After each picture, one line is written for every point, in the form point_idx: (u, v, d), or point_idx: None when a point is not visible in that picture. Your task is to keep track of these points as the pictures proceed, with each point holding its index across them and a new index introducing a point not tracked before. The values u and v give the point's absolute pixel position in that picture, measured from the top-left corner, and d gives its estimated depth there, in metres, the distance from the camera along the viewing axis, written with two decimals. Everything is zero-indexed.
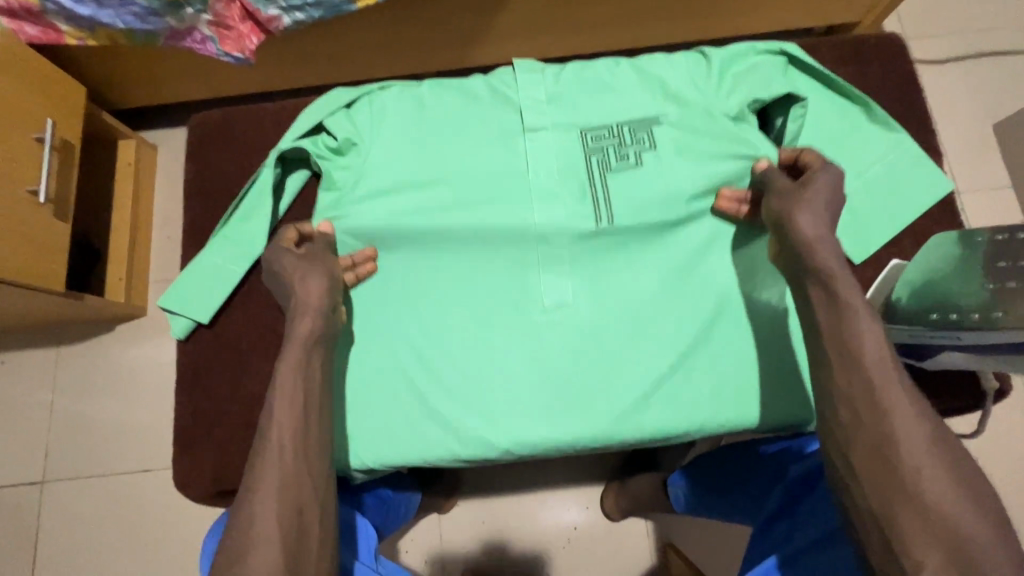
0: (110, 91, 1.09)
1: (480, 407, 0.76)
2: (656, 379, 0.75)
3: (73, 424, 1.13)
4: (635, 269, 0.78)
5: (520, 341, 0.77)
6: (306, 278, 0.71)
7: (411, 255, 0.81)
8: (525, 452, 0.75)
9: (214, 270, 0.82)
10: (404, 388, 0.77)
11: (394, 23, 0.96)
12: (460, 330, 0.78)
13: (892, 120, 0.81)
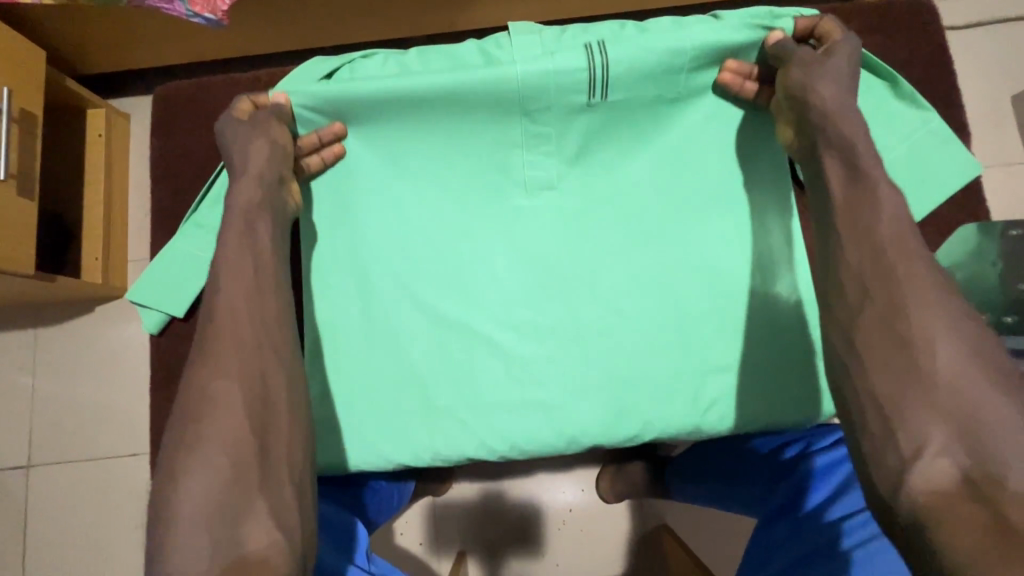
0: (74, 53, 1.01)
1: (463, 293, 0.76)
2: (639, 266, 0.75)
3: (57, 407, 1.10)
4: (624, 157, 0.77)
5: (503, 225, 0.77)
6: (252, 140, 0.68)
7: (387, 171, 0.78)
8: (510, 338, 0.74)
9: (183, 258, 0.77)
10: (383, 278, 0.76)
11: None
12: (443, 219, 0.77)
13: (920, 98, 0.75)
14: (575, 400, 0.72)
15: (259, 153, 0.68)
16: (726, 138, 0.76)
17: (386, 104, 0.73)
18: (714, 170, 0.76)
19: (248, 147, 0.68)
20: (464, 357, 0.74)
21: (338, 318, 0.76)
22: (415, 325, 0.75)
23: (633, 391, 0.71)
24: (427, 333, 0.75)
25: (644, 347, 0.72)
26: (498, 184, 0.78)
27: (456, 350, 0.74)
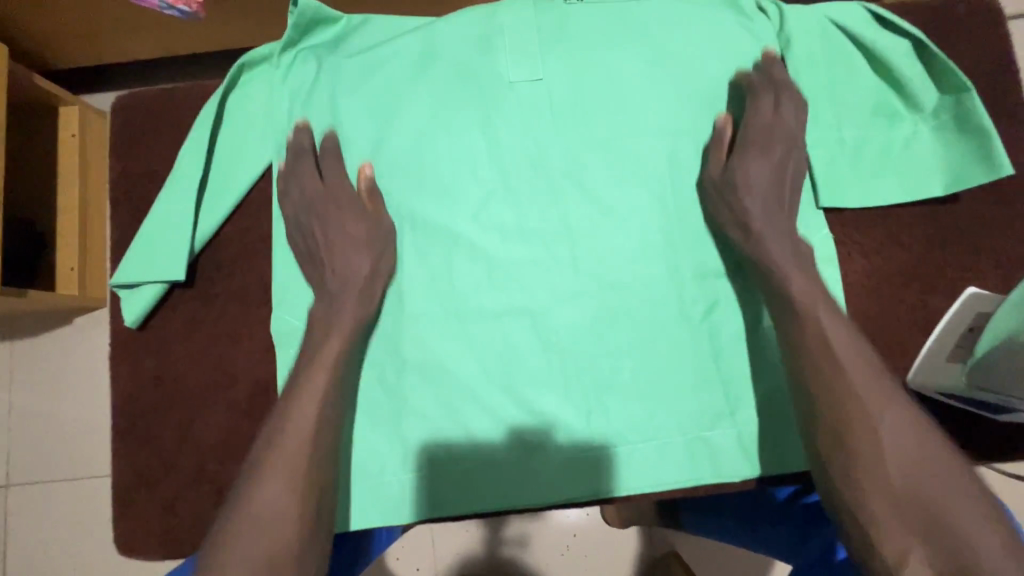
0: (42, 47, 0.93)
1: (432, 223, 0.53)
2: (663, 200, 0.53)
3: (33, 423, 1.04)
4: (622, 54, 0.54)
5: (478, 127, 0.54)
6: (338, 218, 0.50)
7: (306, 95, 0.54)
8: (494, 283, 0.52)
9: (162, 228, 0.51)
10: None
11: None
12: (404, 127, 0.54)
13: (993, 152, 0.49)
14: (563, 305, 0.52)
15: (351, 249, 0.49)
16: (738, 57, 0.54)
17: (294, 27, 0.54)
18: (725, 78, 0.54)
19: (336, 248, 0.49)
20: (415, 258, 0.53)
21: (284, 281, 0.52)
22: None
23: (664, 363, 0.51)
24: None
25: (663, 314, 0.52)
26: (474, 68, 0.55)
27: (411, 247, 0.53)
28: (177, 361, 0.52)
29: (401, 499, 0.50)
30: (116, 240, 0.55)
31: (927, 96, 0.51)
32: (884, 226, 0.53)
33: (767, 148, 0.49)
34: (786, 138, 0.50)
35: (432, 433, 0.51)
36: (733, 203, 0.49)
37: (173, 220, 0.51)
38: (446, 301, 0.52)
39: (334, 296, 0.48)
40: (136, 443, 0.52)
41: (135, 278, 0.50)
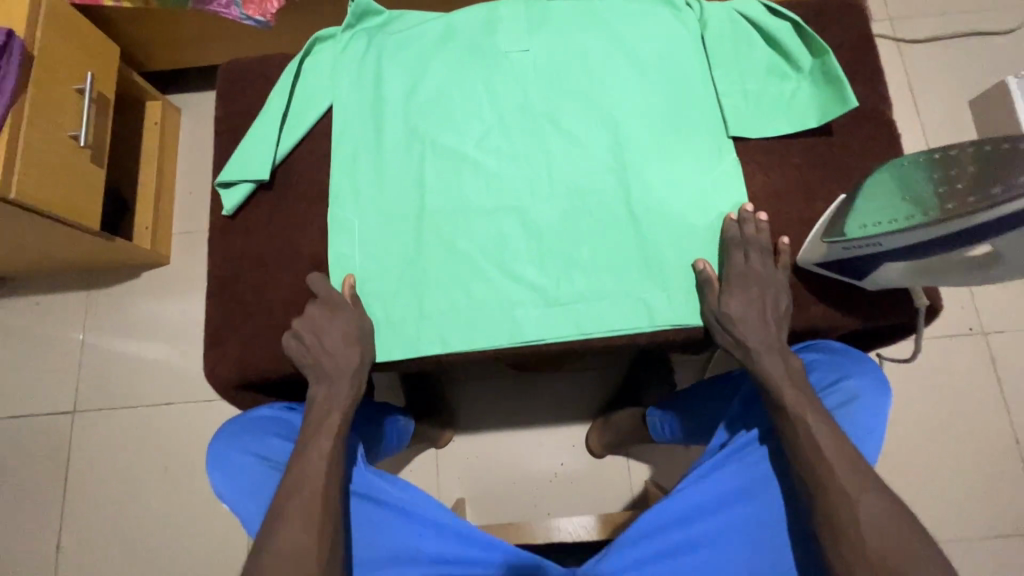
0: (141, 51, 1.18)
1: (446, 147, 0.73)
2: (616, 136, 0.72)
3: (101, 360, 1.22)
4: (586, 34, 0.76)
5: (481, 82, 0.75)
6: (334, 354, 0.64)
7: (358, 59, 0.76)
8: (490, 190, 0.72)
9: (258, 143, 0.72)
10: (365, 141, 0.73)
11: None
12: (428, 82, 0.75)
13: (847, 92, 0.68)
14: (541, 204, 0.71)
15: (341, 343, 0.64)
16: (670, 37, 0.75)
17: (351, 15, 0.77)
18: (660, 51, 0.75)
19: (330, 348, 0.63)
20: (434, 171, 0.72)
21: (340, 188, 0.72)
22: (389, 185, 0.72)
23: (616, 248, 0.69)
24: (394, 145, 0.73)
25: (614, 213, 0.70)
26: (479, 44, 0.76)
27: (430, 163, 0.72)
28: (256, 240, 0.71)
29: (418, 340, 0.67)
30: (216, 161, 0.76)
31: (805, 60, 0.71)
32: (777, 152, 0.72)
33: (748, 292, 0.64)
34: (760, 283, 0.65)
35: (441, 292, 0.68)
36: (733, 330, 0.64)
37: (262, 142, 0.72)
38: (455, 200, 0.71)
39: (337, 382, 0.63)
40: (223, 295, 0.70)
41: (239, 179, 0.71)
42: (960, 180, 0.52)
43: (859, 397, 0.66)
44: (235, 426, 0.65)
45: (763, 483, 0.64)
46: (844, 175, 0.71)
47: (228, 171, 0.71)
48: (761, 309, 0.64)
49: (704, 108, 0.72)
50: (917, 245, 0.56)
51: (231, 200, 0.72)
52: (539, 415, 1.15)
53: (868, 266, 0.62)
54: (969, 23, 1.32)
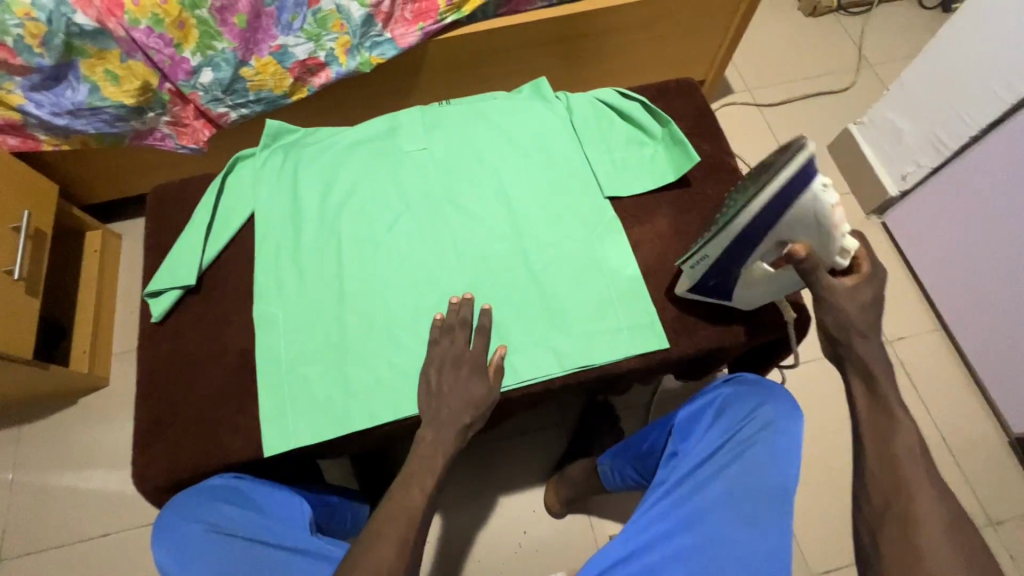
0: (81, 187, 1.26)
1: (359, 237, 0.81)
2: (511, 209, 0.83)
3: (32, 498, 1.16)
4: (476, 131, 0.89)
5: (386, 179, 0.85)
6: (462, 391, 0.66)
7: (277, 170, 0.86)
8: (403, 270, 0.79)
9: (188, 250, 0.78)
10: (286, 239, 0.81)
11: (335, 102, 1.22)
12: (340, 183, 0.85)
13: (691, 149, 0.82)
14: (450, 276, 0.79)
15: (464, 389, 0.67)
16: (544, 124, 0.89)
17: (271, 137, 0.88)
18: (540, 136, 0.88)
19: (454, 389, 0.66)
20: (352, 259, 0.79)
21: (266, 286, 0.78)
22: (307, 277, 0.78)
23: (522, 302, 0.77)
24: (313, 240, 0.81)
25: (517, 273, 0.79)
26: (383, 148, 0.88)
27: (348, 252, 0.80)
28: (188, 339, 0.75)
29: (344, 415, 0.70)
30: (146, 274, 0.81)
31: (655, 129, 0.86)
32: (648, 204, 0.83)
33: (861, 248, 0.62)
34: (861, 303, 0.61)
35: (366, 367, 0.73)
36: (865, 282, 0.60)
37: (190, 252, 0.78)
38: (372, 282, 0.78)
39: (444, 423, 0.64)
40: (153, 398, 0.72)
41: (168, 284, 0.76)
42: (742, 192, 0.64)
43: (773, 422, 0.71)
44: (182, 499, 0.63)
45: (702, 510, 0.67)
46: (705, 217, 0.82)
47: (158, 281, 0.77)
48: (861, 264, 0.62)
49: (582, 177, 0.85)
50: (730, 252, 0.66)
51: (161, 304, 0.77)
52: (498, 482, 1.15)
53: (723, 286, 0.72)
54: (809, 86, 1.59)
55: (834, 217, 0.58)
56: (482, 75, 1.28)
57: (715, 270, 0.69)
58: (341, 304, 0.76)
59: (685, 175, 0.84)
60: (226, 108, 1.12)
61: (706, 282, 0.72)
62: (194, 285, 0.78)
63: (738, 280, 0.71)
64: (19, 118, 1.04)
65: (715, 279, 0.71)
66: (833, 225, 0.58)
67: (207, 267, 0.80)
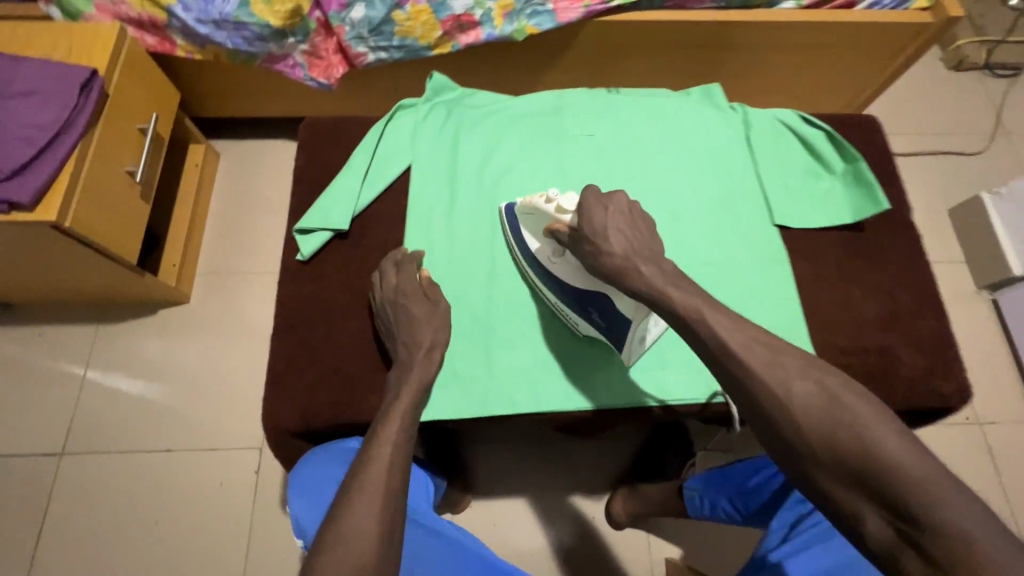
0: (196, 99, 1.23)
1: None
2: (675, 218, 0.79)
3: (101, 399, 1.16)
4: (645, 127, 0.85)
5: (548, 160, 0.81)
6: (414, 325, 0.66)
7: (437, 128, 0.82)
8: None
9: (341, 192, 0.76)
10: (440, 201, 0.78)
11: (466, 66, 1.17)
12: (500, 155, 0.81)
13: (881, 193, 0.77)
14: None
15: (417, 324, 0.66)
16: (719, 135, 0.85)
17: (435, 93, 0.85)
18: (712, 148, 0.84)
19: (406, 326, 0.66)
20: (505, 235, 0.76)
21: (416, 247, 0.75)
22: (458, 246, 0.75)
23: None
24: (469, 209, 0.78)
25: None
26: (548, 126, 0.84)
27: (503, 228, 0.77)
28: (329, 285, 0.73)
29: (485, 397, 0.68)
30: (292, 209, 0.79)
31: (837, 164, 0.81)
32: (819, 243, 0.79)
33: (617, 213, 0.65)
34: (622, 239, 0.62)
35: (508, 351, 0.70)
36: (586, 213, 0.63)
37: (345, 196, 0.75)
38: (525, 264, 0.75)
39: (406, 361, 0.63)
40: (288, 338, 0.70)
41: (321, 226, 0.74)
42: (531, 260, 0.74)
43: None
44: (317, 457, 0.63)
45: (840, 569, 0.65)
46: (879, 268, 0.78)
47: (309, 219, 0.74)
48: (622, 200, 0.65)
49: (751, 199, 0.81)
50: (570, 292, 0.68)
51: (308, 244, 0.74)
52: (561, 481, 1.12)
53: (612, 315, 0.66)
54: (940, 142, 1.52)
55: (540, 213, 0.69)
56: (619, 65, 1.21)
57: (575, 302, 0.69)
58: (492, 280, 0.74)
59: (864, 220, 0.79)
60: (366, 48, 1.07)
61: (593, 320, 0.69)
62: (344, 231, 0.75)
63: (612, 301, 0.65)
64: (163, 18, 1.01)
65: (595, 309, 0.67)
66: (540, 215, 0.69)
67: (357, 215, 0.77)
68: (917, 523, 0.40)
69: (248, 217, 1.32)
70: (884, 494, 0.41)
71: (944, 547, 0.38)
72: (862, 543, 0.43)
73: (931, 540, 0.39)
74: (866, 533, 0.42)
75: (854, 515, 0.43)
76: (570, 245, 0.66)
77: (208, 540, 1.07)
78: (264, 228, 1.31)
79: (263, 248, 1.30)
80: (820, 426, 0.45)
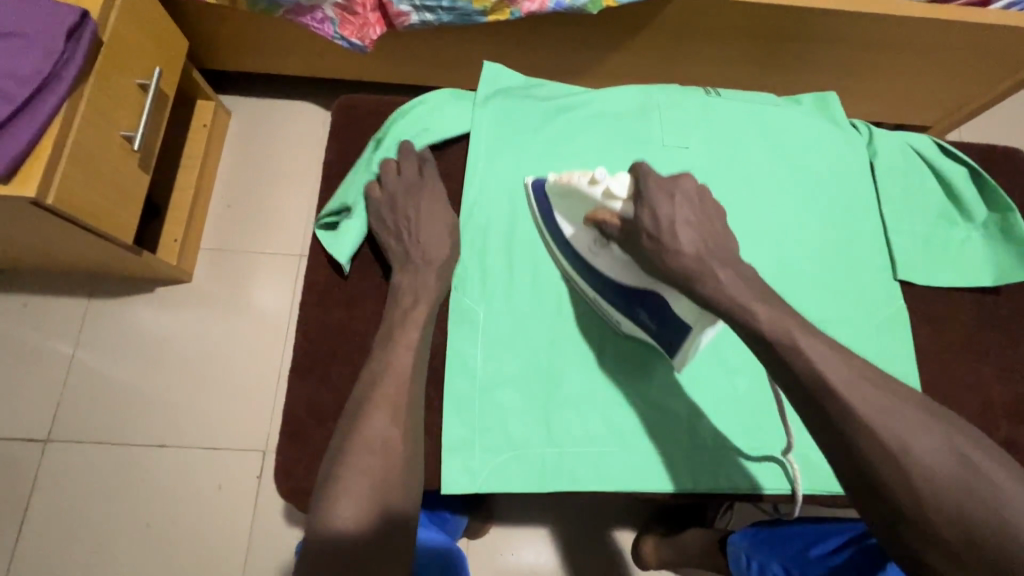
0: (207, 50, 1.06)
1: None
2: (780, 260, 0.66)
3: (90, 381, 1.05)
4: (749, 141, 0.70)
5: None
6: (424, 227, 0.61)
7: (501, 123, 0.67)
8: None
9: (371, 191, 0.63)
10: (501, 219, 0.65)
11: (517, 39, 0.98)
12: (574, 164, 0.67)
13: None
14: None
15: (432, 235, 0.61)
16: (837, 159, 0.70)
17: (499, 80, 0.70)
18: (827, 174, 0.69)
19: (418, 225, 0.61)
20: None
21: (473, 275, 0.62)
22: (522, 277, 0.63)
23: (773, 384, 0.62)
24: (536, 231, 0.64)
25: None
26: (633, 131, 0.69)
27: None
28: (362, 314, 0.61)
29: (543, 470, 0.56)
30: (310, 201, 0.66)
31: (978, 211, 0.68)
32: (945, 307, 0.66)
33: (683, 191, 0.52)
34: (697, 233, 0.50)
35: (573, 413, 0.58)
36: (647, 201, 0.51)
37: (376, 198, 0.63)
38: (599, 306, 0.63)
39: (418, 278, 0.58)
40: (310, 375, 0.59)
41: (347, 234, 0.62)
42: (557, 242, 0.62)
43: None
44: None
45: None
46: (1012, 343, 0.65)
47: (333, 221, 0.62)
48: (690, 183, 0.53)
49: (871, 245, 0.67)
50: (612, 291, 0.58)
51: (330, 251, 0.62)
52: (589, 518, 0.99)
53: (666, 318, 0.55)
54: None
55: (580, 196, 0.57)
56: (694, 55, 1.01)
57: (620, 299, 0.58)
58: (559, 323, 0.62)
59: (1004, 283, 0.66)
60: (409, 6, 0.88)
61: (642, 321, 0.58)
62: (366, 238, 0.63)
63: (668, 303, 0.54)
64: None
65: (645, 308, 0.56)
66: (580, 198, 0.57)
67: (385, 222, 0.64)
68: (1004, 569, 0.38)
69: (259, 189, 1.17)
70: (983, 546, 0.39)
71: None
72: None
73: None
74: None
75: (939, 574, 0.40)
76: (620, 239, 0.55)
77: (203, 547, 0.99)
78: (278, 203, 1.17)
79: (276, 226, 1.16)
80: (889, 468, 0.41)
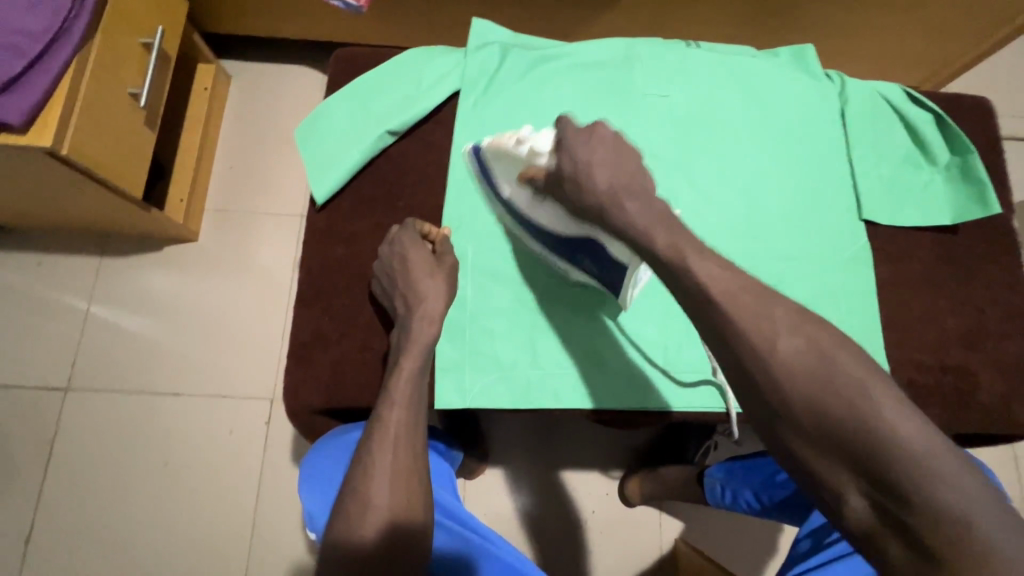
0: (206, 13, 1.09)
1: None
2: (751, 200, 0.70)
3: (104, 335, 1.11)
4: (725, 90, 0.74)
5: (617, 119, 0.71)
6: (415, 281, 0.59)
7: (489, 73, 0.71)
8: None
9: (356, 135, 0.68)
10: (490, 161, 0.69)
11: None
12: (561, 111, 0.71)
13: (990, 194, 0.68)
14: None
15: (419, 280, 0.59)
16: (809, 106, 0.74)
17: (489, 33, 0.74)
18: (799, 120, 0.73)
19: (405, 279, 0.59)
20: None
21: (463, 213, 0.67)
22: None
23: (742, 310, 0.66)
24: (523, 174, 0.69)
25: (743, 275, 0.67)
26: (617, 80, 0.73)
27: None
28: (362, 250, 0.66)
29: (527, 388, 0.62)
30: (298, 140, 0.70)
31: (941, 154, 0.72)
32: (903, 246, 0.70)
33: (594, 132, 0.52)
34: (620, 169, 0.51)
35: (556, 338, 0.64)
36: (566, 149, 0.52)
37: (362, 142, 0.68)
38: None
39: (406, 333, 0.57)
40: (314, 307, 0.64)
41: (335, 178, 0.67)
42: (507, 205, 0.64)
43: None
44: (316, 456, 0.62)
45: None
46: (967, 279, 0.70)
47: (324, 165, 0.68)
48: (605, 130, 0.53)
49: (838, 187, 0.71)
50: (560, 242, 0.61)
51: (318, 186, 0.67)
52: (577, 458, 1.05)
53: (607, 264, 0.59)
54: None
55: (509, 157, 0.58)
56: (682, 15, 1.03)
57: (563, 249, 0.62)
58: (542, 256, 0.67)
59: (964, 222, 0.70)
60: None
61: (585, 267, 0.62)
62: (351, 177, 0.68)
63: (604, 247, 0.57)
64: None
65: (588, 256, 0.60)
66: (511, 159, 0.58)
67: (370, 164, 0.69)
68: (906, 502, 0.36)
69: (260, 151, 1.21)
70: (861, 450, 0.37)
71: (935, 528, 0.35)
72: (841, 518, 0.39)
73: (919, 522, 0.35)
74: (846, 508, 0.38)
75: (833, 490, 0.38)
76: (549, 193, 0.56)
77: (216, 485, 1.06)
78: (278, 165, 1.21)
79: (276, 186, 1.20)
80: (807, 390, 0.39)
